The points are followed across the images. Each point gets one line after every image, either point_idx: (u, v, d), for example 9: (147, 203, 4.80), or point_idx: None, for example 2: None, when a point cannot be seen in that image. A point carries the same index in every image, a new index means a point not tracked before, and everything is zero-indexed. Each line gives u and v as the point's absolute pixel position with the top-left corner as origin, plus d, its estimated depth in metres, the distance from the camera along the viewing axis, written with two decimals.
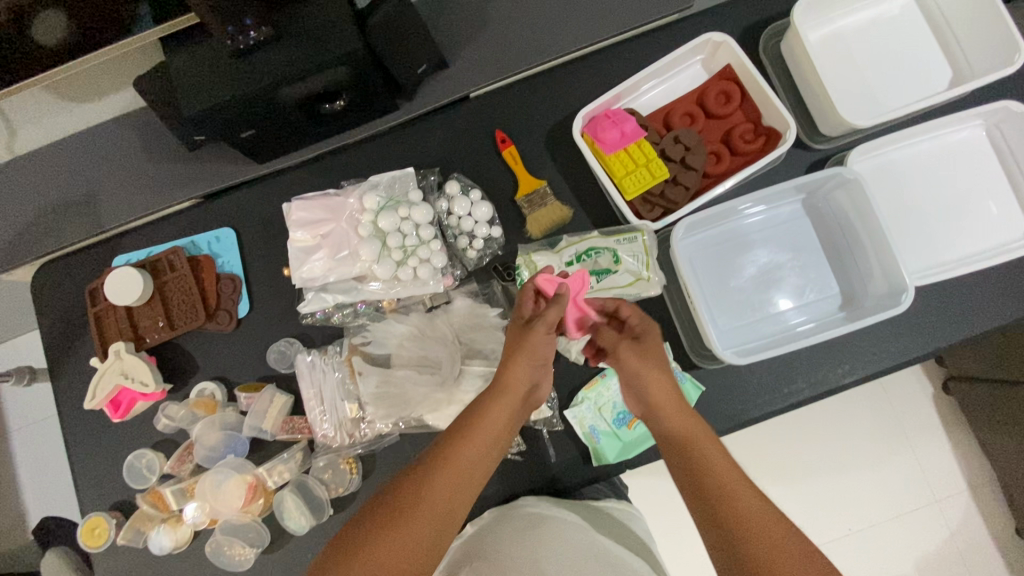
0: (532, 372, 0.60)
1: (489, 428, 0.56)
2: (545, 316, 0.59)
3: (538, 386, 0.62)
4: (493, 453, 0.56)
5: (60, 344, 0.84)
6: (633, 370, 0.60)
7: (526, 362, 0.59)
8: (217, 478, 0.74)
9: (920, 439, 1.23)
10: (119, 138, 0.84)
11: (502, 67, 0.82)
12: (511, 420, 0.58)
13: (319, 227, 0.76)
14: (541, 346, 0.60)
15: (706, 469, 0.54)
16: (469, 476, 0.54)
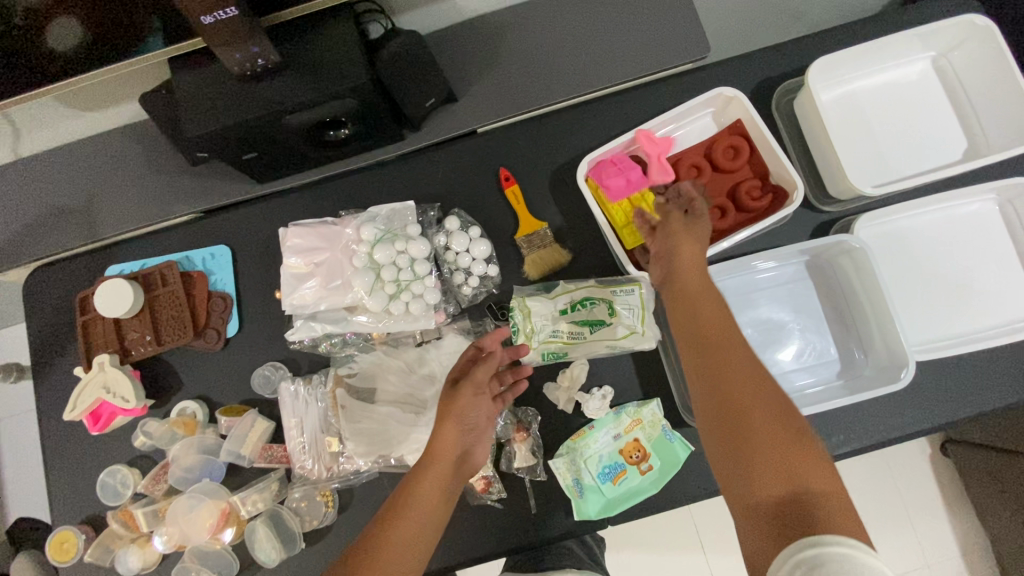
0: (462, 441, 0.63)
1: (420, 507, 0.59)
2: (469, 377, 0.65)
3: (473, 451, 0.65)
4: (426, 529, 0.58)
5: (46, 350, 0.84)
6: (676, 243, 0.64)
7: (454, 429, 0.63)
8: (188, 503, 0.72)
9: (915, 502, 1.20)
10: (124, 148, 0.84)
11: (510, 105, 0.81)
12: (444, 493, 0.60)
13: (314, 255, 0.75)
14: (468, 409, 0.64)
15: (723, 385, 0.54)
16: (399, 558, 0.56)
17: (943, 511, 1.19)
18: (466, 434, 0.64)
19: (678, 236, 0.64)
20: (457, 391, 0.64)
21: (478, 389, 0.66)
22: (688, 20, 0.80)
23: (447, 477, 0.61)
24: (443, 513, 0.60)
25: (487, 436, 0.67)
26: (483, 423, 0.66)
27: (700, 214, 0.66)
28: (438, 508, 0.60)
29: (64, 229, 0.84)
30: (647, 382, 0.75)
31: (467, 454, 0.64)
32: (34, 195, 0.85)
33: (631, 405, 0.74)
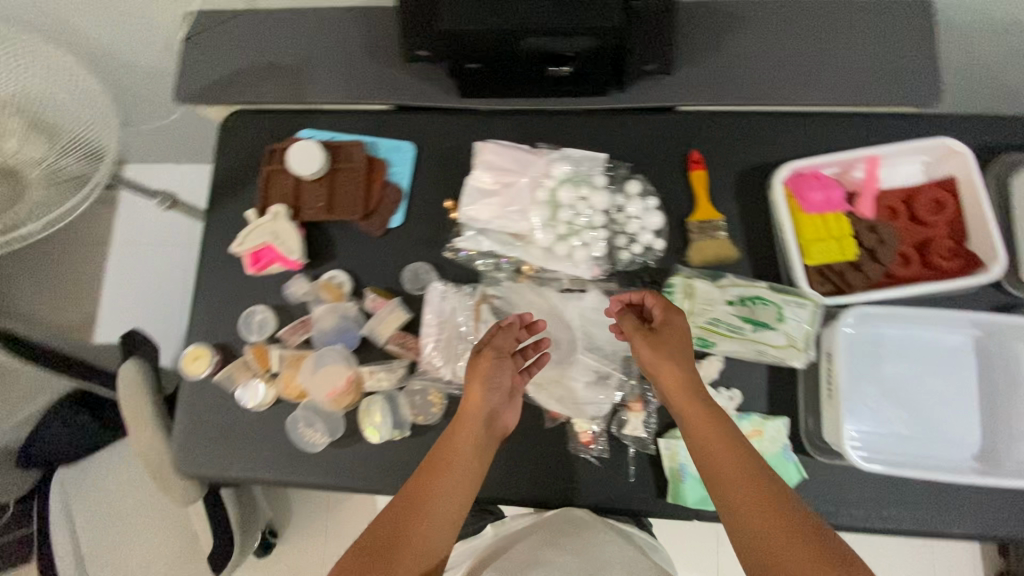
0: (491, 400, 0.67)
1: (458, 460, 0.64)
2: (492, 344, 0.69)
3: (502, 415, 0.69)
4: (463, 483, 0.63)
5: (224, 186, 0.89)
6: (648, 360, 0.65)
7: (479, 388, 0.67)
8: (323, 361, 0.79)
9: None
10: (349, 26, 0.89)
11: (722, 94, 0.82)
12: (477, 447, 0.65)
13: (503, 176, 0.77)
14: (492, 373, 0.68)
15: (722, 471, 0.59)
16: (439, 504, 0.61)
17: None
18: (493, 395, 0.68)
19: (646, 355, 0.65)
20: (479, 357, 0.69)
21: (497, 358, 0.69)
22: (928, 66, 0.79)
23: (479, 434, 0.66)
24: (479, 466, 0.65)
25: (516, 401, 0.71)
26: (509, 385, 0.70)
27: (670, 318, 0.67)
28: (473, 462, 0.64)
29: (272, 83, 0.90)
30: (777, 398, 0.75)
31: (496, 412, 0.69)
32: (256, 45, 0.90)
33: (756, 415, 0.74)
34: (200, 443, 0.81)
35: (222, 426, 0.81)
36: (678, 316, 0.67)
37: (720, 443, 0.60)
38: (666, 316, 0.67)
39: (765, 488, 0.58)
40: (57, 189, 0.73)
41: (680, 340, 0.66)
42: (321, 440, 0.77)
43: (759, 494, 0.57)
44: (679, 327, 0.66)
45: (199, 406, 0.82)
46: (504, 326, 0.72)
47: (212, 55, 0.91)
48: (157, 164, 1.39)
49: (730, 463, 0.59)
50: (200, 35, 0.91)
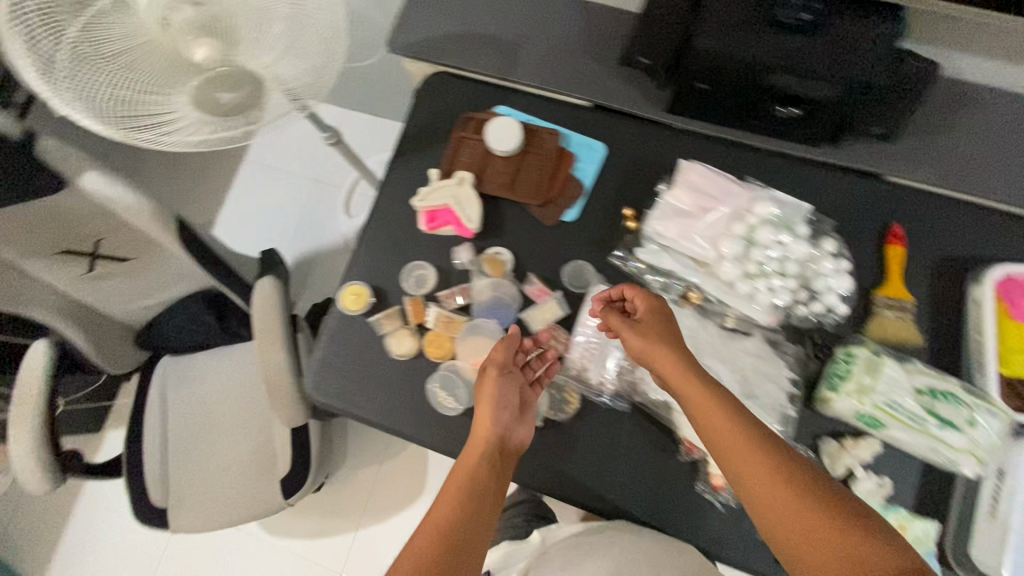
0: (501, 418, 0.70)
1: (470, 476, 0.65)
2: (493, 356, 0.72)
3: (513, 434, 0.71)
4: (480, 492, 0.64)
5: (412, 139, 0.92)
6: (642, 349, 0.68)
7: (490, 408, 0.70)
8: (478, 332, 0.81)
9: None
10: (572, 15, 0.89)
11: (942, 176, 0.78)
12: (489, 462, 0.67)
13: (703, 200, 0.76)
14: (499, 388, 0.71)
15: (742, 466, 0.58)
16: (458, 516, 0.62)
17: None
18: (502, 410, 0.70)
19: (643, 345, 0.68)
20: (483, 375, 0.72)
21: (501, 368, 0.73)
22: None
23: (490, 451, 0.68)
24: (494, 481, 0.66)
25: (529, 417, 0.73)
26: (519, 402, 0.73)
27: (653, 306, 0.70)
28: (485, 479, 0.66)
29: (483, 53, 0.92)
30: (926, 500, 0.72)
31: (510, 430, 0.71)
32: (478, 13, 0.93)
33: (900, 509, 0.71)
34: (334, 374, 0.84)
35: (361, 365, 0.83)
36: (663, 312, 0.70)
37: (732, 432, 0.59)
38: (646, 300, 0.71)
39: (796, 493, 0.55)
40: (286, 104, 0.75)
41: (657, 317, 0.69)
42: (453, 406, 0.79)
43: (789, 497, 0.55)
44: (669, 327, 0.69)
45: (344, 340, 0.85)
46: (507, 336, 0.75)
47: (435, 12, 0.94)
48: (347, 109, 1.54)
49: (750, 469, 0.57)
50: None
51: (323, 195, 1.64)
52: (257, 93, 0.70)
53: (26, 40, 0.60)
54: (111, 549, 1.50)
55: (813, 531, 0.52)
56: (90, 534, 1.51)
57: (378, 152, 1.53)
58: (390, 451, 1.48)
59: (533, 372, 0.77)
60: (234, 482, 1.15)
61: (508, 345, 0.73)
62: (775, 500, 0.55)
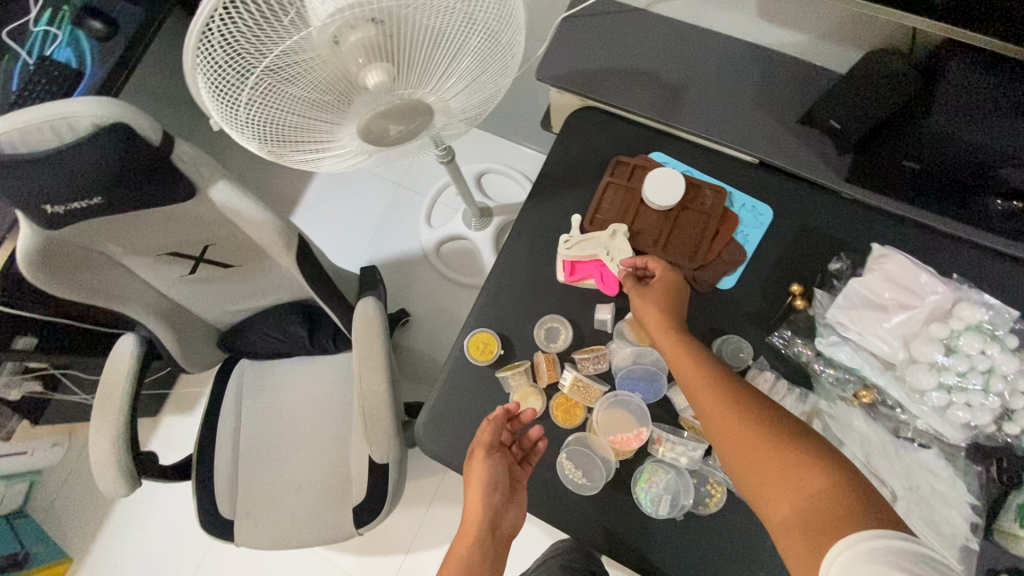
0: (490, 501, 0.67)
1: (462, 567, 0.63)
2: (479, 435, 0.70)
3: (504, 518, 0.68)
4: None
5: (555, 177, 0.85)
6: (647, 315, 0.70)
7: (479, 493, 0.67)
8: (617, 404, 0.75)
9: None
10: (750, 65, 0.82)
11: None
12: (479, 550, 0.64)
13: (897, 292, 0.68)
14: (489, 471, 0.68)
15: (728, 432, 0.59)
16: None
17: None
18: (492, 494, 0.67)
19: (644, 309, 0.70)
20: (471, 461, 0.70)
21: (490, 448, 0.69)
22: None
23: (480, 540, 0.65)
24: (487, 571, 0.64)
25: (517, 499, 0.70)
26: (506, 482, 0.69)
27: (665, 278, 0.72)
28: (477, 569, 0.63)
29: (644, 92, 0.84)
30: None
31: (499, 514, 0.68)
32: (643, 47, 0.85)
33: None
34: (451, 425, 0.77)
35: (482, 419, 0.77)
36: (665, 279, 0.71)
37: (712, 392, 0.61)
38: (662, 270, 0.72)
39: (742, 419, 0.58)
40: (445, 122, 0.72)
41: (669, 299, 0.70)
42: (584, 484, 0.71)
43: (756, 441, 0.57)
44: (675, 305, 0.70)
45: (465, 389, 0.79)
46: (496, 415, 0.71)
47: (595, 40, 0.86)
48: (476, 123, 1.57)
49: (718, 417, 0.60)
50: (587, 19, 0.87)
51: (407, 200, 1.59)
52: None
53: (211, 84, 0.56)
54: (158, 535, 1.48)
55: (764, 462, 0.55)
56: (139, 516, 1.49)
57: (478, 164, 1.53)
58: (450, 477, 1.42)
59: (523, 450, 0.73)
60: (301, 502, 1.09)
61: (496, 425, 0.70)
62: (760, 468, 0.55)
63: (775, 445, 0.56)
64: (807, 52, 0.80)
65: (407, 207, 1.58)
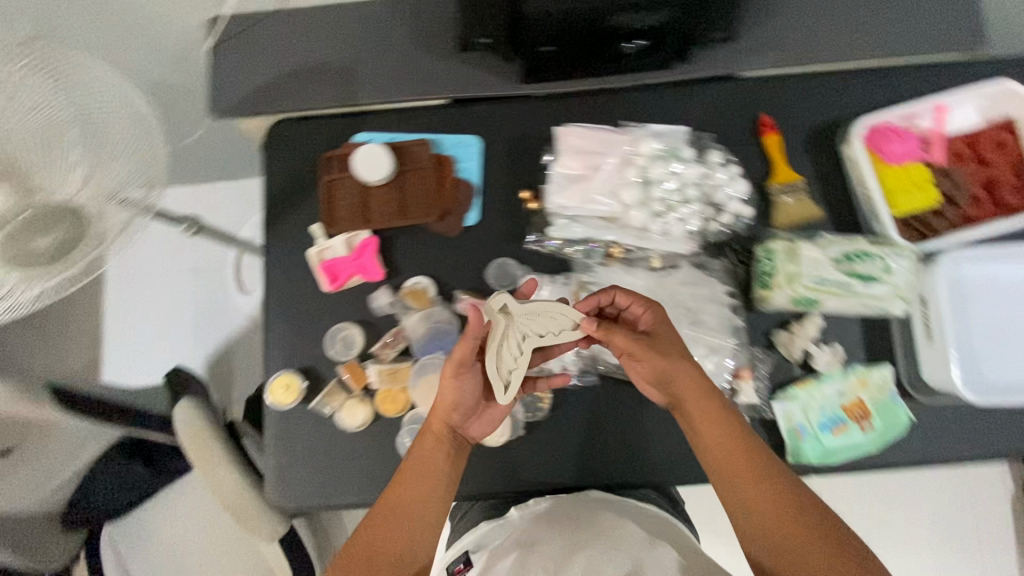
0: (457, 413, 0.68)
1: (428, 468, 0.66)
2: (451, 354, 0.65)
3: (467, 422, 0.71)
4: (433, 488, 0.66)
5: (279, 202, 0.83)
6: (659, 364, 0.65)
7: (449, 405, 0.67)
8: (426, 370, 0.76)
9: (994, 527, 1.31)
10: (394, 18, 0.84)
11: (787, 56, 0.81)
12: (447, 454, 0.68)
13: (591, 158, 0.76)
14: (456, 388, 0.67)
15: (746, 480, 0.61)
16: (408, 510, 0.64)
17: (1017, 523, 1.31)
18: (454, 411, 0.68)
19: (651, 359, 0.65)
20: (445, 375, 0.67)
21: (461, 366, 0.66)
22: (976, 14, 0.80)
23: (446, 446, 0.68)
24: (449, 474, 0.68)
25: (482, 412, 0.71)
26: (475, 398, 0.70)
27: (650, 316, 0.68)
28: (440, 468, 0.67)
29: (318, 87, 0.84)
30: (877, 349, 0.78)
31: (462, 423, 0.70)
32: (294, 44, 0.84)
33: (860, 366, 0.77)
34: (301, 472, 0.77)
35: (322, 452, 0.77)
36: (670, 333, 0.67)
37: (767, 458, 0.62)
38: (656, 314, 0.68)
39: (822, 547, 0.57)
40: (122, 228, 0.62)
41: (673, 346, 0.66)
42: None
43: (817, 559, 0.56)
44: (675, 344, 0.66)
45: (293, 435, 0.77)
46: (472, 330, 0.65)
47: (247, 59, 0.84)
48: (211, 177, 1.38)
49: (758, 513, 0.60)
50: (229, 41, 0.84)
51: (210, 282, 1.49)
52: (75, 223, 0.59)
53: None
54: None
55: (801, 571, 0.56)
56: None
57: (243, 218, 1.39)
58: None
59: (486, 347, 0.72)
60: None
61: (472, 344, 0.65)
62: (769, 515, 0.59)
63: (785, 496, 0.60)
64: None
65: (216, 290, 1.49)
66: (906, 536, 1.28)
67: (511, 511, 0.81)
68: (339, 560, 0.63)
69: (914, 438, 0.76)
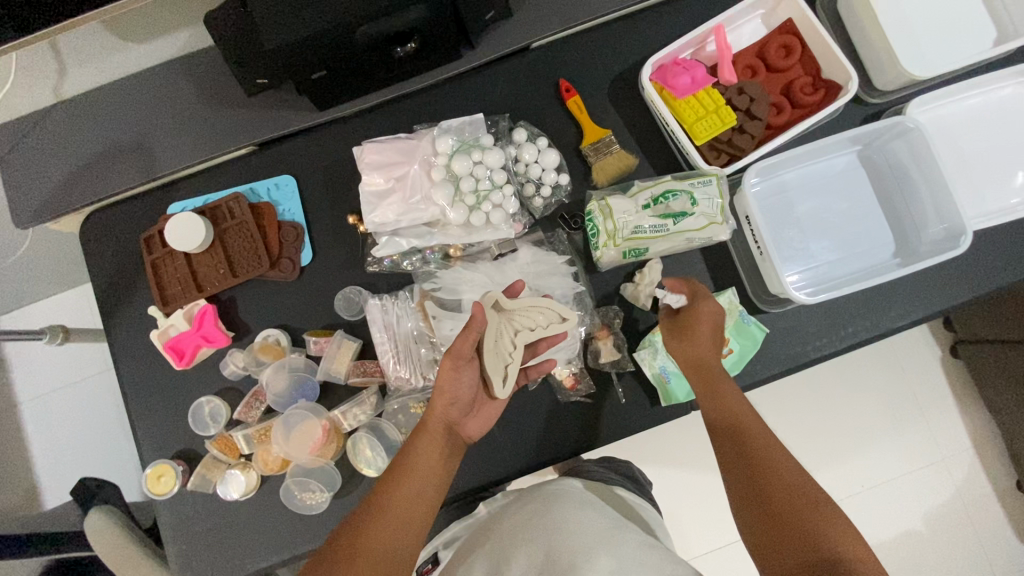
0: (454, 408, 0.65)
1: (423, 465, 0.62)
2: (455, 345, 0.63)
3: (463, 422, 0.67)
4: (424, 489, 0.61)
5: (113, 295, 0.82)
6: (687, 347, 0.70)
7: (451, 399, 0.64)
8: (288, 423, 0.75)
9: (928, 389, 1.36)
10: (171, 81, 0.81)
11: (564, 16, 0.81)
12: (440, 452, 0.64)
13: (392, 170, 0.76)
14: (454, 380, 0.64)
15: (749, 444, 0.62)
16: (400, 510, 0.58)
17: (943, 381, 1.36)
18: (453, 406, 0.64)
19: (682, 343, 0.71)
20: (441, 365, 0.63)
21: (460, 360, 0.63)
22: None
23: (441, 442, 0.64)
24: (440, 476, 0.63)
25: (479, 408, 0.69)
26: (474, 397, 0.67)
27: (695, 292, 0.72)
28: (439, 468, 0.63)
29: (118, 169, 0.82)
30: (721, 274, 0.79)
31: (460, 420, 0.66)
32: (80, 135, 0.82)
33: None
34: (202, 554, 0.76)
35: (217, 529, 0.76)
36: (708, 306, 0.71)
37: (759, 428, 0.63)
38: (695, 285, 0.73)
39: (797, 491, 0.56)
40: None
41: (704, 329, 0.70)
42: (321, 498, 0.74)
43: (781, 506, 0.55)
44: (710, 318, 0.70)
45: (185, 520, 0.77)
46: (471, 325, 0.63)
47: (38, 162, 0.82)
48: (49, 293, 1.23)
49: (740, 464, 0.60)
50: (14, 151, 0.82)
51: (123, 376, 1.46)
52: None
53: None
54: None
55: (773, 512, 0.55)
56: None
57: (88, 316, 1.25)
58: None
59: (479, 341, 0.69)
60: None
61: (471, 338, 0.63)
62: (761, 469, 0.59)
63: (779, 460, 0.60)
64: (201, 40, 0.81)
65: None
66: (839, 421, 1.34)
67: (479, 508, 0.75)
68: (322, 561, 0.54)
69: (774, 347, 0.78)
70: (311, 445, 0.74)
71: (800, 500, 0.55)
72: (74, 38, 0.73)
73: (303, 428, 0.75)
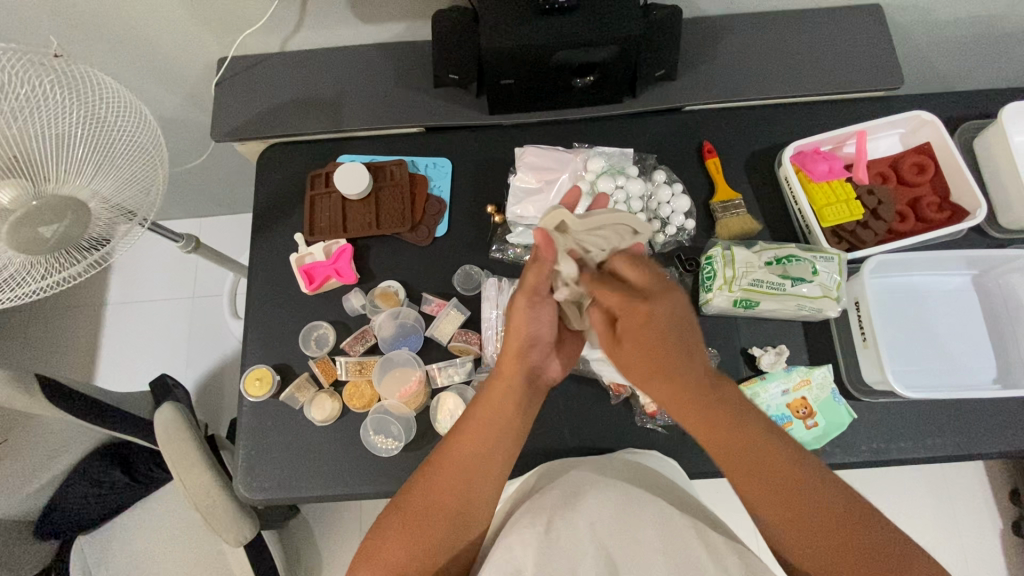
0: (528, 353, 0.64)
1: (489, 416, 0.61)
2: (523, 284, 0.61)
3: (539, 367, 0.66)
4: (490, 445, 0.60)
5: (268, 216, 0.92)
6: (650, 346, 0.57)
7: (520, 343, 0.62)
8: (392, 365, 0.83)
9: (975, 553, 1.31)
10: (378, 59, 0.95)
11: (724, 91, 0.91)
12: (511, 401, 0.61)
13: (545, 174, 0.89)
14: (527, 324, 0.62)
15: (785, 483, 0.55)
16: (471, 465, 0.59)
17: (994, 550, 1.31)
18: (531, 349, 0.64)
19: (637, 351, 0.58)
20: (511, 309, 0.63)
21: (534, 295, 0.62)
22: (888, 55, 0.91)
23: (511, 391, 0.62)
24: (515, 422, 0.62)
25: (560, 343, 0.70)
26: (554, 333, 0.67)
27: (660, 283, 0.59)
28: (510, 414, 0.61)
29: (307, 114, 0.94)
30: (817, 351, 0.83)
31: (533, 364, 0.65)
32: (287, 80, 0.95)
33: (803, 367, 0.81)
34: (268, 466, 0.80)
35: (290, 446, 0.80)
36: (662, 299, 0.58)
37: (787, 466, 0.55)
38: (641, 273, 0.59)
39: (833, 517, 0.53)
40: (110, 229, 0.74)
41: (659, 353, 0.57)
42: (394, 445, 0.79)
43: (808, 516, 0.54)
44: (663, 315, 0.57)
45: (266, 429, 0.81)
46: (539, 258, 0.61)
47: (246, 92, 0.95)
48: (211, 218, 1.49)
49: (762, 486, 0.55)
50: (232, 79, 0.96)
51: (206, 306, 1.56)
52: (145, 195, 0.76)
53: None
54: None
55: (786, 506, 0.54)
56: None
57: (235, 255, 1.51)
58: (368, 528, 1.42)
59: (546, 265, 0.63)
60: None
61: (545, 273, 0.61)
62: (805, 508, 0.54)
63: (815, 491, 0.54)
64: (411, 33, 0.95)
65: (210, 314, 1.56)
66: None
67: (531, 472, 0.77)
68: (398, 512, 0.58)
69: (858, 435, 0.79)
70: (410, 390, 0.81)
71: (840, 531, 0.53)
72: (321, 6, 0.88)
73: (405, 373, 0.83)
